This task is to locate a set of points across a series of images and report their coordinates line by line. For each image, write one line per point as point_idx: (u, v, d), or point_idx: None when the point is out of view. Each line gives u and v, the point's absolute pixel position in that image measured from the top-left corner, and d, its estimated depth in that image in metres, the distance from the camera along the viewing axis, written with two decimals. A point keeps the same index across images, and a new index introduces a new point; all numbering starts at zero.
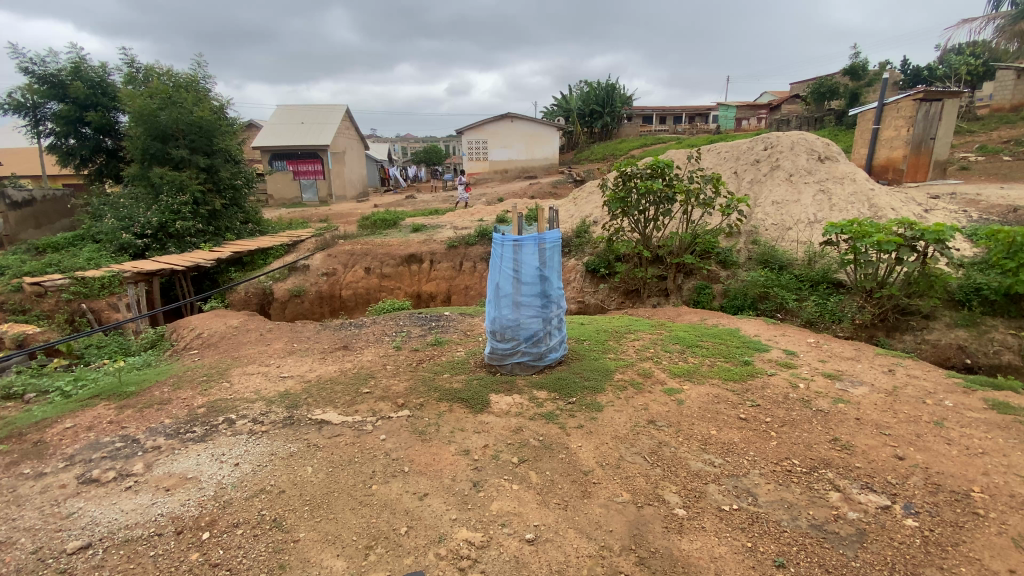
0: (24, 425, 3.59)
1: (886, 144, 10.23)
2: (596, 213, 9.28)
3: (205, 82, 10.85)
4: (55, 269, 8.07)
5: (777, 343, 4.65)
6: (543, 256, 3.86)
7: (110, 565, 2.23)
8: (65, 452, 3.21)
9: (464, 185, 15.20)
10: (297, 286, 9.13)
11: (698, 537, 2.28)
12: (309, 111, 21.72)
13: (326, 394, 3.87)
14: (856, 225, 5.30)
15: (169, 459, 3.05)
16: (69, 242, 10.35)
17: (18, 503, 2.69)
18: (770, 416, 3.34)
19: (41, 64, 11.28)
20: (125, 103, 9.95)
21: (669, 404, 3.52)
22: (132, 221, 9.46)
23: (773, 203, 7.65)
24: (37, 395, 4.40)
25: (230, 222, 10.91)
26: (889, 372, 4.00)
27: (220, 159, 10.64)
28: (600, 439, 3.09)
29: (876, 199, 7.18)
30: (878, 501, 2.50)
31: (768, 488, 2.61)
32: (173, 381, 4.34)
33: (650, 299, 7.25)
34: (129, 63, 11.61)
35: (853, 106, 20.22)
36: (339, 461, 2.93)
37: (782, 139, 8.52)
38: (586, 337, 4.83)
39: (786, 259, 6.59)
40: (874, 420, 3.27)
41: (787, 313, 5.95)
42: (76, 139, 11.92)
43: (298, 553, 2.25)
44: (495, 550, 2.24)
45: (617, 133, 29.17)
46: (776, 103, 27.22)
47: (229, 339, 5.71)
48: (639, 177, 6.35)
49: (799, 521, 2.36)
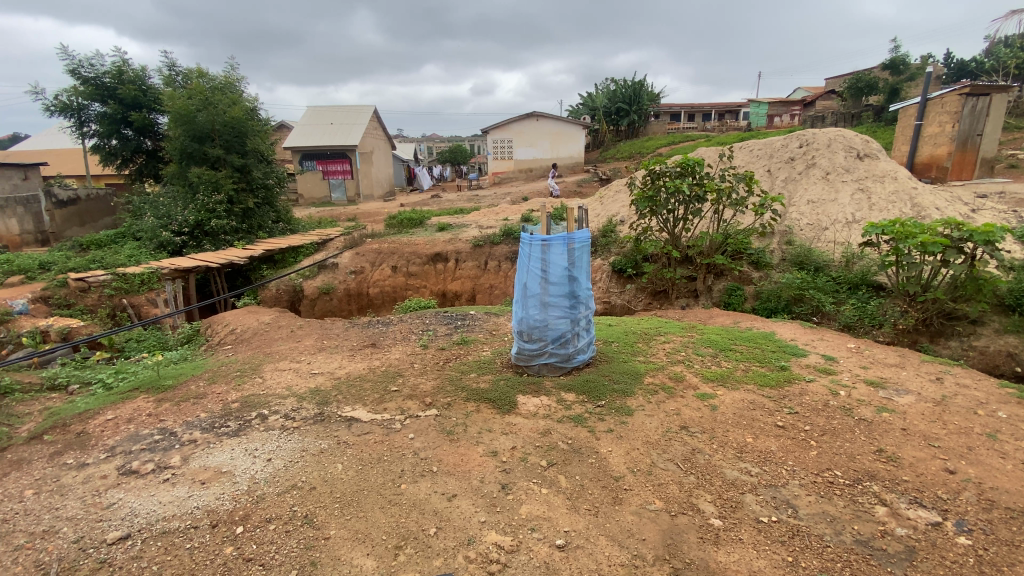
0: (68, 416, 3.74)
1: (930, 140, 9.80)
2: (622, 213, 9.20)
3: (240, 83, 11.13)
4: (98, 266, 8.47)
5: (815, 348, 4.48)
6: (572, 256, 3.81)
7: (148, 556, 2.28)
8: (106, 443, 3.32)
9: (554, 180, 14.85)
10: (326, 284, 9.31)
11: (735, 549, 2.20)
12: (338, 112, 22.06)
13: (355, 392, 3.90)
14: (898, 225, 5.01)
15: (205, 453, 3.12)
16: (112, 240, 10.80)
17: (61, 492, 2.80)
18: (810, 424, 3.20)
19: (86, 67, 11.78)
20: (166, 104, 10.25)
21: (702, 410, 3.42)
22: (171, 219, 9.84)
23: (809, 203, 7.42)
24: (80, 386, 4.59)
25: (262, 220, 11.14)
26: (936, 381, 3.79)
27: (253, 160, 10.92)
28: (630, 444, 3.02)
29: (920, 197, 6.88)
30: (928, 518, 2.36)
31: (809, 500, 2.50)
32: (209, 375, 4.46)
33: (679, 300, 7.08)
34: (168, 65, 12.00)
35: (893, 102, 19.36)
36: (368, 459, 2.95)
37: (818, 136, 8.25)
38: (614, 339, 4.76)
39: (823, 261, 6.40)
40: (922, 431, 3.10)
41: (824, 317, 5.74)
42: (118, 140, 12.39)
43: (329, 550, 2.26)
44: (524, 555, 2.21)
45: (644, 131, 28.70)
46: (810, 99, 26.37)
47: (262, 336, 5.83)
48: (669, 175, 6.19)
49: (843, 537, 2.25)
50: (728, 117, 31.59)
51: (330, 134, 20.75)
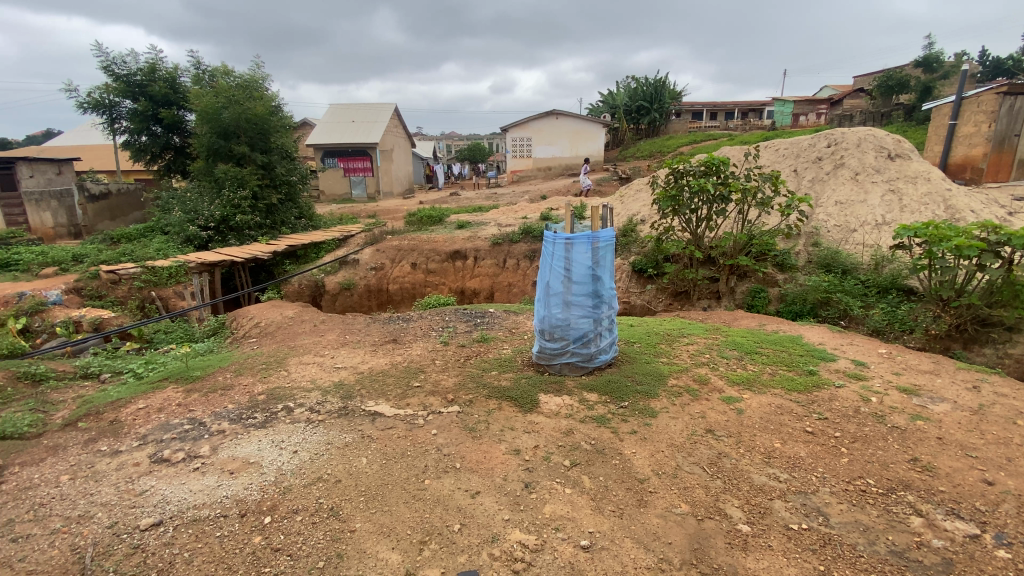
0: (102, 404, 3.86)
1: (965, 140, 9.51)
2: (643, 213, 9.12)
3: (264, 81, 11.31)
4: (128, 259, 8.71)
5: (844, 352, 4.38)
6: (596, 255, 3.78)
7: (180, 542, 2.34)
8: (138, 431, 3.41)
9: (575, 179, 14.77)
10: (347, 280, 9.42)
11: (764, 556, 2.16)
12: (359, 110, 22.29)
13: (378, 387, 3.94)
14: (932, 228, 4.82)
15: (233, 443, 3.18)
16: (141, 234, 11.10)
17: (96, 478, 2.88)
18: (840, 431, 3.13)
19: (119, 65, 12.12)
20: (194, 102, 10.47)
21: (728, 413, 3.36)
22: (198, 214, 10.05)
23: (837, 203, 7.24)
24: (112, 375, 4.73)
25: (285, 216, 11.33)
26: (973, 390, 3.66)
27: (277, 156, 11.11)
28: (655, 446, 2.99)
29: (954, 199, 6.67)
30: (965, 530, 2.29)
31: (841, 508, 2.44)
32: (236, 367, 4.56)
33: (700, 301, 6.99)
34: (196, 63, 12.26)
35: (925, 100, 18.75)
36: (392, 453, 2.97)
37: (847, 136, 8.04)
38: (637, 339, 4.71)
39: (851, 263, 6.26)
40: (958, 441, 3.00)
41: (852, 321, 5.59)
42: (148, 136, 12.71)
43: (355, 543, 2.29)
44: (549, 555, 2.20)
45: (665, 130, 28.37)
46: (837, 98, 25.75)
47: (285, 329, 5.94)
48: (693, 174, 6.10)
49: (876, 547, 2.20)
50: (751, 116, 31.07)
51: (351, 131, 20.98)
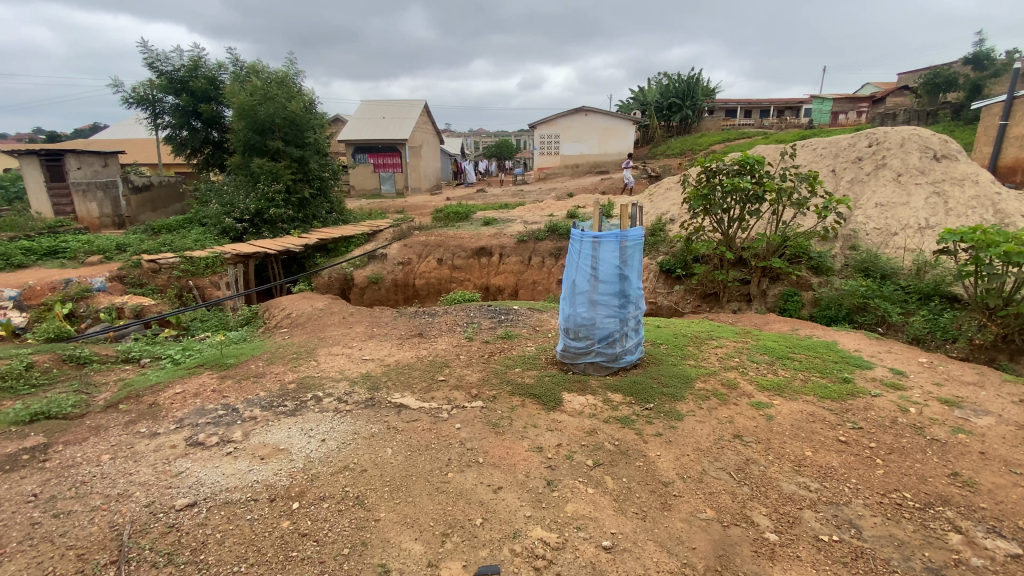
0: (141, 387, 4.04)
1: (1018, 141, 9.00)
2: (673, 212, 8.97)
3: (298, 78, 11.55)
4: (168, 248, 9.05)
5: (882, 361, 4.21)
6: (624, 254, 3.73)
7: (212, 523, 2.43)
8: (175, 415, 3.55)
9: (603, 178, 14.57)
10: (375, 273, 9.59)
11: (792, 566, 2.10)
12: (390, 106, 22.57)
13: (404, 379, 4.01)
14: (979, 232, 4.57)
15: (264, 430, 3.28)
16: (180, 225, 11.52)
17: (135, 458, 3.02)
18: (875, 441, 3.02)
19: (163, 62, 12.58)
20: (231, 98, 10.77)
21: (757, 419, 3.29)
22: (234, 207, 10.39)
23: (877, 205, 6.96)
24: (151, 359, 4.94)
25: (316, 210, 11.58)
26: (1020, 404, 3.47)
27: (310, 151, 11.34)
28: (680, 449, 2.95)
29: (1004, 203, 6.35)
30: (1008, 549, 2.18)
31: (874, 521, 2.36)
32: (267, 356, 4.70)
33: (730, 303, 6.83)
34: (234, 60, 12.61)
35: (975, 99, 17.83)
36: (416, 445, 3.01)
37: (890, 135, 7.71)
38: (663, 341, 4.64)
39: (891, 268, 6.02)
40: (1002, 457, 2.85)
41: (890, 328, 5.37)
42: (188, 131, 13.16)
43: (379, 532, 2.33)
44: (570, 553, 2.19)
45: (697, 127, 27.75)
46: (879, 96, 24.77)
47: (315, 321, 6.08)
48: (726, 173, 5.95)
49: (911, 563, 2.12)
50: (787, 114, 30.15)
51: (381, 128, 21.25)
